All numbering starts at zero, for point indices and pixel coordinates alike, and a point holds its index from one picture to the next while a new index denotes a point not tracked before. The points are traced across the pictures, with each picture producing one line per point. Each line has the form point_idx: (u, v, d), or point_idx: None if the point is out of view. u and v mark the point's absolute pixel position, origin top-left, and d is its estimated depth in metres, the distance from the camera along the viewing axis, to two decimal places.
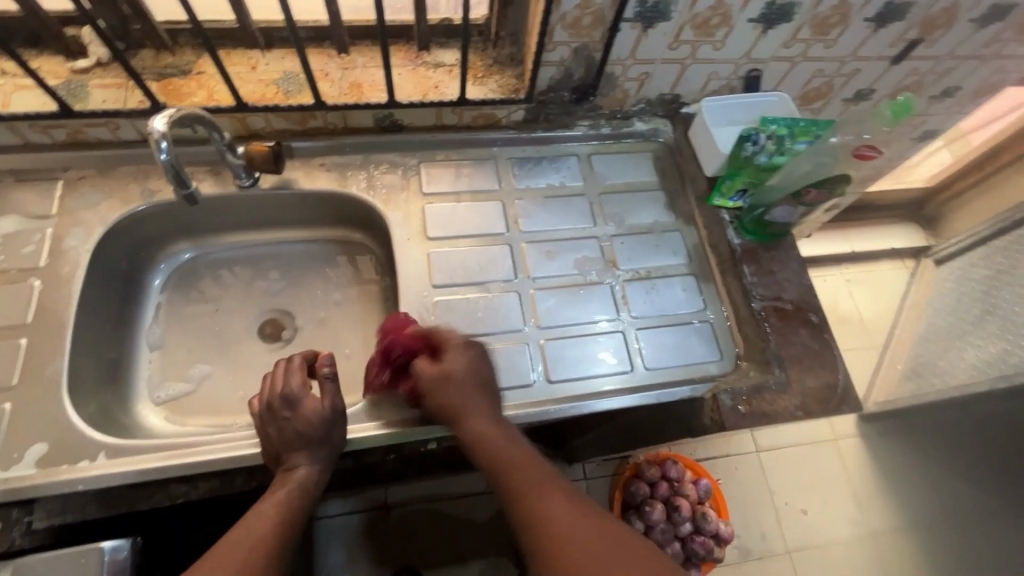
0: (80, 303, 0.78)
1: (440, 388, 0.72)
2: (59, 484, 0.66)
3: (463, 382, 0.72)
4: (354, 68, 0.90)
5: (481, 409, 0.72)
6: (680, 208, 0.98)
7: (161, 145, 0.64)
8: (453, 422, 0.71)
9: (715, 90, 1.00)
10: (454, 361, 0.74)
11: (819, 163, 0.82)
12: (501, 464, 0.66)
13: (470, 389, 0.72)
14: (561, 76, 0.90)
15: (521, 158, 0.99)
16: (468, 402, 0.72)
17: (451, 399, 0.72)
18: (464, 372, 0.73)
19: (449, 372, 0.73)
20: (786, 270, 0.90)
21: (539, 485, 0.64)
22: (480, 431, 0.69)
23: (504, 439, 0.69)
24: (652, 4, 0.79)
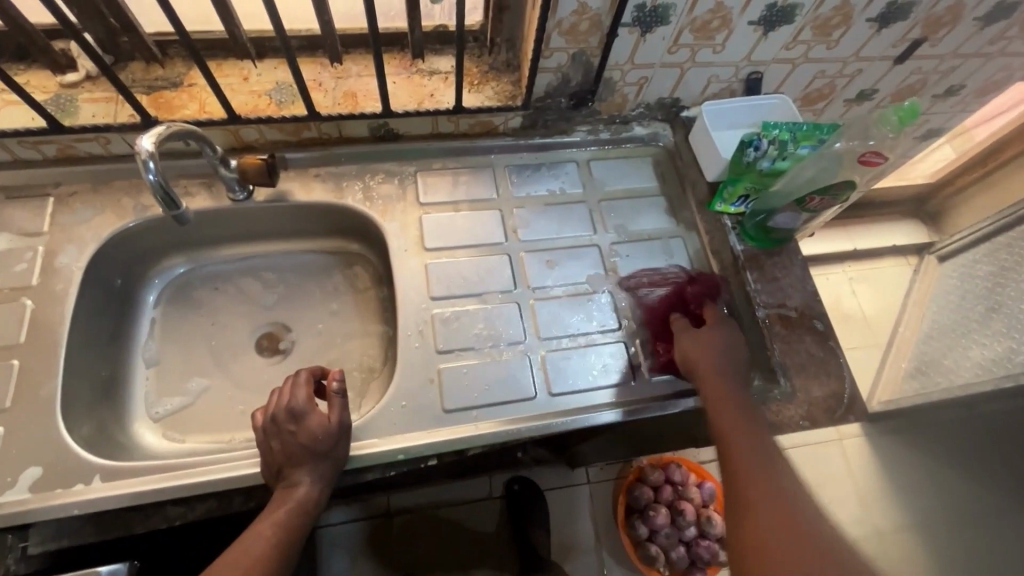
0: (73, 322, 0.76)
1: (699, 358, 0.76)
2: (54, 508, 0.65)
3: (721, 354, 0.76)
4: (348, 77, 0.89)
5: (737, 400, 0.73)
6: (681, 213, 0.96)
7: (150, 165, 0.62)
8: (714, 407, 0.73)
9: (715, 93, 0.98)
10: (719, 332, 0.78)
11: (823, 168, 0.79)
12: (737, 458, 0.68)
13: (727, 362, 0.76)
14: (558, 82, 0.89)
15: (519, 165, 0.98)
16: (724, 385, 0.74)
17: (729, 369, 0.75)
18: (721, 344, 0.77)
19: (713, 342, 0.77)
20: (789, 276, 0.89)
21: (764, 491, 0.64)
22: (727, 421, 0.71)
23: (735, 406, 0.72)
24: (650, 8, 0.78)
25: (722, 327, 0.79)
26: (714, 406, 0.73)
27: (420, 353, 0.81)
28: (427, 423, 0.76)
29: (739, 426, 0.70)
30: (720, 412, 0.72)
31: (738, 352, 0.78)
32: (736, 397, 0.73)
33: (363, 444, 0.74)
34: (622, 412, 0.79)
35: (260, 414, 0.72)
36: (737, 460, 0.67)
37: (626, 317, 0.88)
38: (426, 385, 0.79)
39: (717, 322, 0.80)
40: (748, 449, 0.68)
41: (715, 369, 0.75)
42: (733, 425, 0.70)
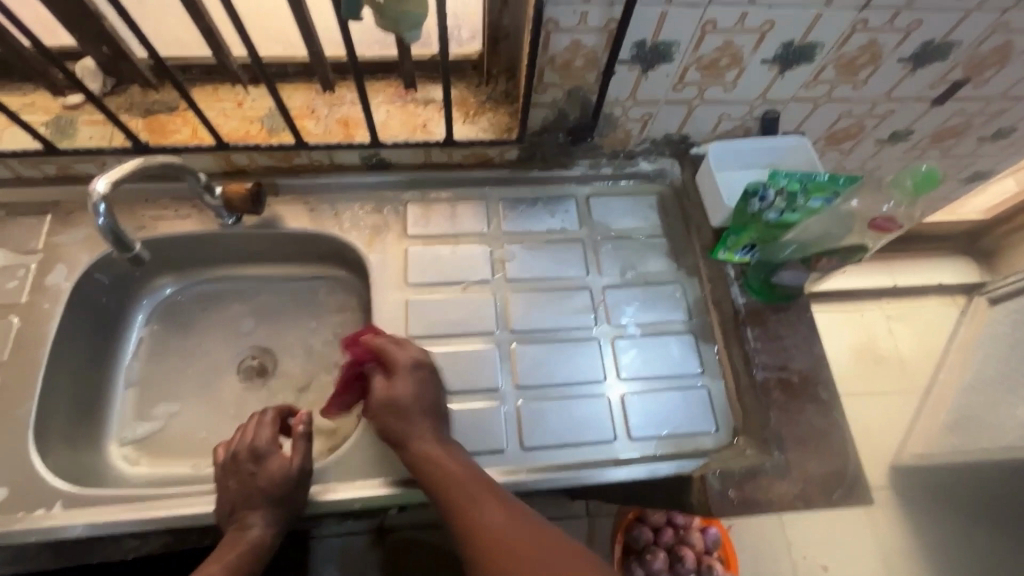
0: (55, 342, 0.77)
1: (404, 426, 0.70)
2: (15, 532, 0.65)
3: (410, 405, 0.71)
4: (341, 104, 0.87)
5: (481, 486, 0.65)
6: (683, 258, 0.91)
7: (98, 208, 0.62)
8: (460, 503, 0.63)
9: (728, 131, 0.92)
10: (409, 376, 0.73)
11: (831, 229, 0.74)
12: (503, 561, 0.57)
13: (422, 401, 0.71)
14: (555, 117, 0.85)
15: (514, 198, 0.94)
16: (462, 469, 0.66)
17: (429, 421, 0.71)
18: (419, 391, 0.72)
19: (407, 391, 0.72)
20: (794, 336, 0.82)
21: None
22: (484, 519, 0.61)
23: (469, 476, 0.66)
24: (650, 46, 0.73)
25: (398, 365, 0.73)
26: (456, 508, 0.63)
27: None
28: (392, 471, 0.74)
29: (497, 518, 0.61)
30: (464, 514, 0.62)
31: (432, 387, 0.74)
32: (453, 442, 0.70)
33: (322, 488, 0.71)
34: (623, 472, 0.76)
35: (222, 448, 0.70)
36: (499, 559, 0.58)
37: (612, 369, 0.83)
38: None
39: (407, 358, 0.74)
40: (506, 541, 0.59)
41: (421, 418, 0.71)
42: (487, 523, 0.61)
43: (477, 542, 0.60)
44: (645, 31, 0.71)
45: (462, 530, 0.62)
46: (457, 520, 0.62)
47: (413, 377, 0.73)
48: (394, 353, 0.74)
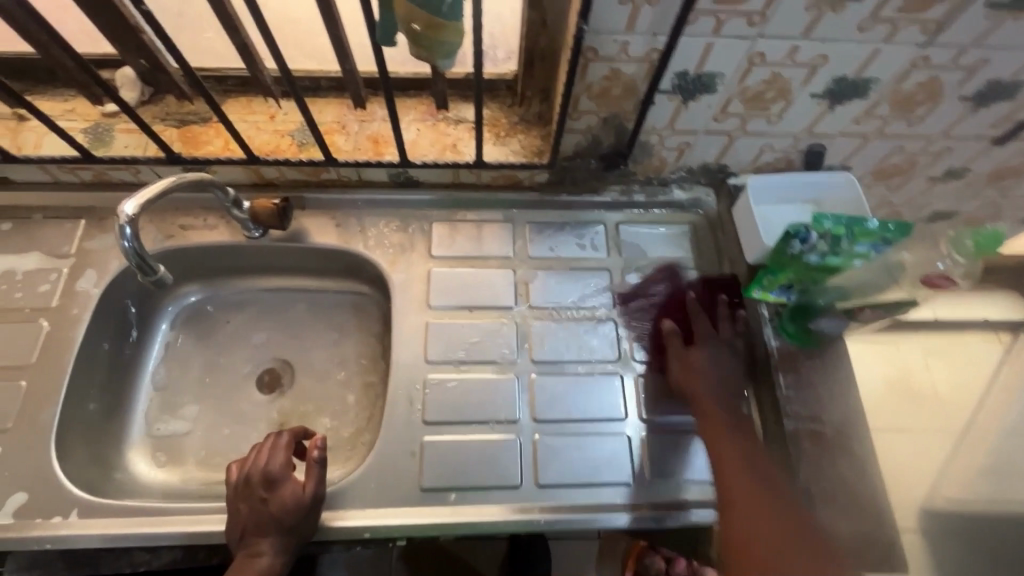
0: (82, 348, 0.78)
1: (690, 382, 0.76)
2: (31, 539, 0.66)
3: (702, 366, 0.77)
4: (371, 121, 0.87)
5: (745, 458, 0.69)
6: (715, 294, 0.87)
7: (125, 231, 0.63)
8: (721, 455, 0.70)
9: (769, 162, 0.88)
10: (714, 349, 0.78)
11: (879, 280, 0.76)
12: (743, 518, 0.65)
13: (719, 369, 0.77)
14: (588, 142, 0.82)
15: (543, 221, 0.91)
16: (726, 427, 0.72)
17: (719, 390, 0.75)
18: (714, 360, 0.77)
19: (711, 358, 0.77)
20: (828, 385, 0.78)
21: (777, 547, 0.62)
22: (736, 482, 0.67)
23: (738, 444, 0.71)
24: (693, 76, 0.70)
25: (715, 333, 0.79)
26: (719, 455, 0.70)
27: (407, 421, 0.77)
28: (402, 501, 0.72)
29: (750, 488, 0.66)
30: (723, 465, 0.69)
31: (737, 366, 0.78)
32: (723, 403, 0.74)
33: (333, 514, 0.71)
34: (640, 518, 0.73)
35: (235, 467, 0.69)
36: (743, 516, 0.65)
37: (635, 406, 0.80)
38: (406, 457, 0.75)
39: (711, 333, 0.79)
40: (755, 508, 0.65)
41: (714, 384, 0.75)
42: (738, 481, 0.67)
43: (728, 492, 0.67)
44: (688, 62, 0.68)
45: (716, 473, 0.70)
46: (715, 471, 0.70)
47: (720, 351, 0.78)
48: (705, 325, 0.80)
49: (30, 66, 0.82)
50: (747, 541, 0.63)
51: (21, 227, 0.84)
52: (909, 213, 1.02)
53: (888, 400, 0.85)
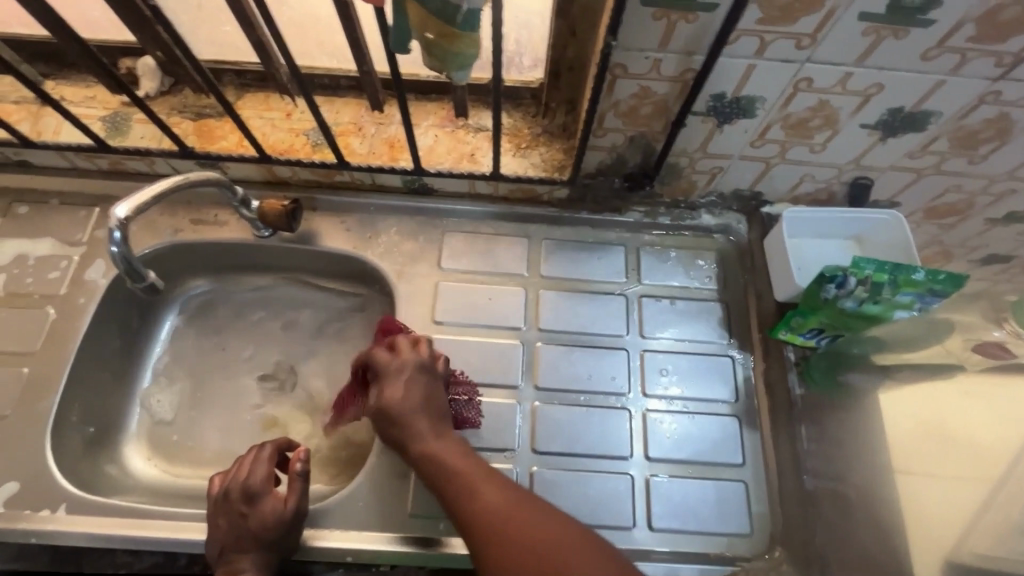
0: (84, 338, 0.78)
1: (400, 426, 0.67)
2: (18, 531, 0.67)
3: (410, 408, 0.68)
4: (389, 124, 0.84)
5: (478, 472, 0.63)
6: (737, 329, 0.82)
7: (114, 235, 0.61)
8: (463, 489, 0.61)
9: (809, 193, 0.81)
10: (406, 381, 0.70)
11: (913, 335, 0.74)
12: (504, 544, 0.56)
13: (425, 402, 0.69)
14: (611, 161, 0.78)
15: (561, 239, 0.87)
16: (456, 457, 0.65)
17: (429, 421, 0.68)
18: (411, 391, 0.69)
19: (414, 391, 0.69)
20: (859, 442, 0.72)
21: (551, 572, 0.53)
22: (486, 501, 0.60)
23: (462, 458, 0.65)
24: (730, 99, 0.64)
25: (395, 366, 0.71)
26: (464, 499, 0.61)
27: None
28: (388, 525, 0.70)
29: (496, 497, 0.60)
30: (471, 503, 0.60)
31: (437, 386, 0.71)
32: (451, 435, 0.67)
33: (315, 533, 0.69)
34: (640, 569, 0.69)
35: (217, 479, 0.68)
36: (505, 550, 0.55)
37: (640, 445, 0.75)
38: (395, 478, 0.72)
39: (407, 364, 0.71)
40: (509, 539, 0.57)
41: (420, 418, 0.67)
42: (494, 516, 0.58)
43: (485, 538, 0.57)
44: (725, 85, 0.62)
45: (464, 517, 0.60)
46: (456, 509, 0.61)
47: (413, 379, 0.70)
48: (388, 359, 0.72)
49: (53, 51, 0.82)
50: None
51: (39, 212, 0.84)
52: (961, 255, 0.94)
53: (928, 447, 0.68)
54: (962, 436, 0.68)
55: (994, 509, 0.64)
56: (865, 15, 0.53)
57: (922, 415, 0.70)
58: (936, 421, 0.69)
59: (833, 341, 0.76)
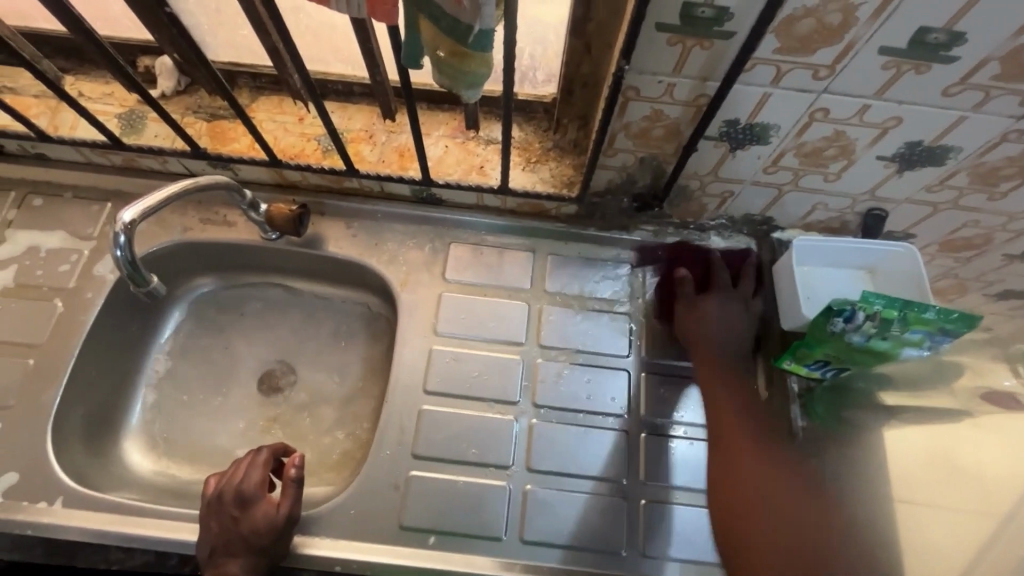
0: (91, 332, 0.79)
1: (693, 334, 0.77)
2: (16, 522, 0.67)
3: (709, 324, 0.77)
4: (400, 133, 0.84)
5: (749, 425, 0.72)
6: (742, 356, 0.81)
7: (119, 240, 0.62)
8: (722, 421, 0.73)
9: (821, 220, 0.80)
10: (724, 303, 0.78)
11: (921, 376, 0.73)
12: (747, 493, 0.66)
13: (725, 330, 0.76)
14: (621, 180, 0.77)
15: (567, 255, 0.86)
16: (734, 394, 0.74)
17: (725, 348, 0.77)
18: (724, 314, 0.77)
19: (730, 316, 0.77)
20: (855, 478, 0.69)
21: (792, 526, 0.62)
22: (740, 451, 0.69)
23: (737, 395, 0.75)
24: (744, 126, 0.63)
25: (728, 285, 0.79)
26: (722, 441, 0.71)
27: (397, 451, 0.74)
28: (379, 536, 0.70)
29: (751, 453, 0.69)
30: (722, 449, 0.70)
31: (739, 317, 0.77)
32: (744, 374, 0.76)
33: (304, 540, 0.69)
34: None
35: (213, 481, 0.69)
36: (744, 496, 0.66)
37: (638, 469, 0.75)
38: (388, 490, 0.72)
39: (724, 289, 0.79)
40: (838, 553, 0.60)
41: (729, 341, 0.76)
42: (749, 470, 0.67)
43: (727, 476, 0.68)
44: (739, 112, 0.61)
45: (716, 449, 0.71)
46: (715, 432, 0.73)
47: (731, 306, 0.77)
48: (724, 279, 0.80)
49: (73, 47, 0.83)
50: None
51: (52, 205, 0.85)
52: (976, 288, 0.91)
53: (931, 480, 0.65)
54: (972, 467, 0.65)
55: (996, 551, 0.59)
56: (885, 49, 0.52)
57: (928, 448, 0.67)
58: (941, 453, 0.67)
59: (838, 373, 0.74)
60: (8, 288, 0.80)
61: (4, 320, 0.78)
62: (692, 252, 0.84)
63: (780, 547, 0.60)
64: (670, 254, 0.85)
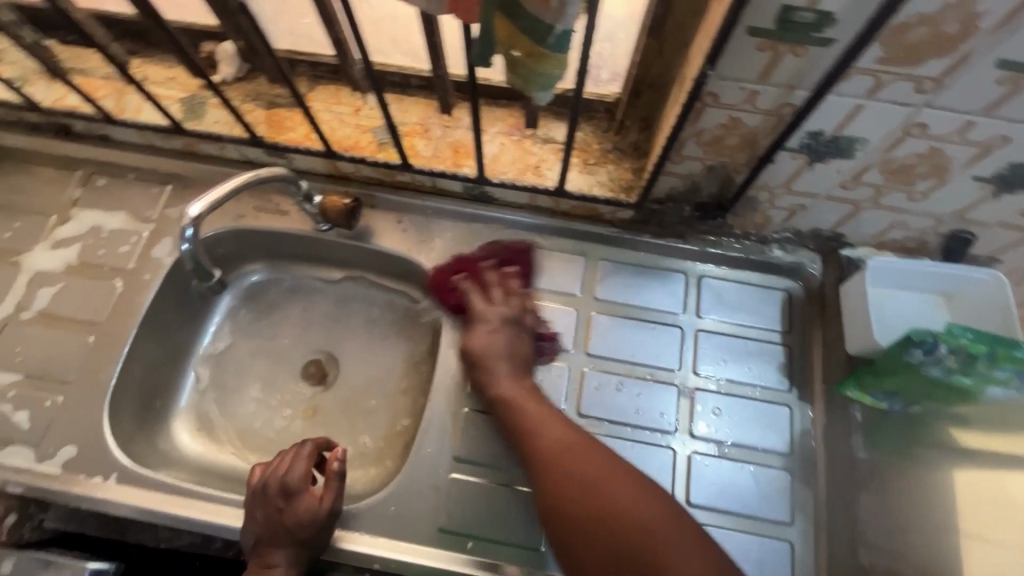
0: (147, 313, 0.81)
1: (480, 370, 0.74)
2: (72, 494, 0.70)
3: (493, 352, 0.74)
4: (455, 128, 0.82)
5: (540, 412, 0.69)
6: (798, 378, 0.77)
7: (185, 233, 0.65)
8: (527, 427, 0.69)
9: (897, 239, 0.74)
10: (493, 327, 0.76)
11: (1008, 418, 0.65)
12: (570, 501, 0.61)
13: (506, 347, 0.74)
14: (685, 188, 0.74)
15: (620, 261, 0.83)
16: (526, 396, 0.71)
17: (505, 363, 0.74)
18: (497, 339, 0.75)
19: (501, 339, 0.75)
20: (914, 508, 0.66)
21: (626, 512, 0.59)
22: (553, 446, 0.66)
23: (523, 391, 0.72)
24: (829, 138, 0.59)
25: (490, 312, 0.77)
26: (543, 465, 0.65)
27: (438, 452, 0.74)
28: (418, 536, 0.70)
29: (558, 436, 0.67)
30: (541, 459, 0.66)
31: (517, 334, 0.76)
32: (528, 384, 0.73)
33: (344, 535, 0.69)
34: None
35: (258, 470, 0.69)
36: (577, 502, 0.61)
37: (684, 489, 0.72)
38: (429, 491, 0.72)
39: (486, 311, 0.77)
40: (681, 550, 0.55)
41: (503, 363, 0.73)
42: (572, 474, 0.63)
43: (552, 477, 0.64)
44: (826, 123, 0.57)
45: (534, 458, 0.66)
46: (524, 444, 0.68)
47: (501, 327, 0.76)
48: (482, 301, 0.78)
49: (140, 30, 0.84)
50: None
51: (115, 185, 0.87)
52: None
53: (988, 509, 0.63)
54: None
55: None
56: (1005, 62, 0.47)
57: (990, 480, 0.64)
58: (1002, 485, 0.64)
59: (907, 408, 0.69)
60: (72, 265, 0.83)
61: (67, 296, 0.81)
62: (446, 279, 0.82)
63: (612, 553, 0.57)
64: (444, 287, 0.82)
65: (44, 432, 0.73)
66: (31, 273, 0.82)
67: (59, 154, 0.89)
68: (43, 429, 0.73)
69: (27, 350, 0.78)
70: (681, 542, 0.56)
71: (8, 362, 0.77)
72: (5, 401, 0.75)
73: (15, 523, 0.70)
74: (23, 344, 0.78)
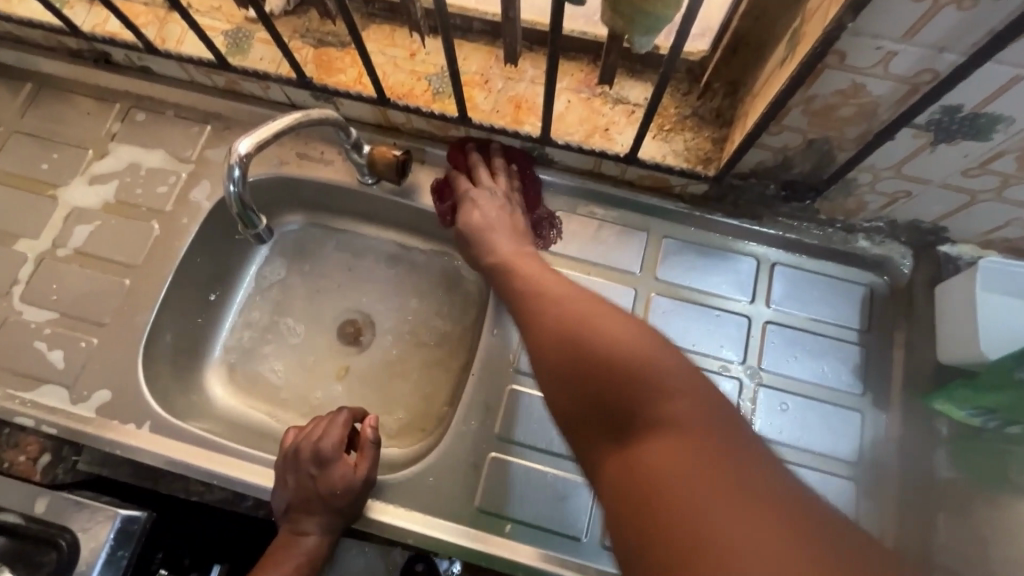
0: (184, 258, 0.77)
1: (482, 236, 0.69)
2: (106, 439, 0.68)
3: (492, 223, 0.70)
4: (518, 80, 0.75)
5: (541, 272, 0.62)
6: (875, 382, 0.70)
7: (233, 173, 0.58)
8: (530, 282, 0.61)
9: (1010, 239, 0.65)
10: (494, 199, 0.72)
11: None
12: (561, 336, 0.50)
13: (509, 218, 0.71)
14: (774, 163, 0.66)
15: (686, 240, 0.76)
16: (530, 261, 0.65)
17: (507, 234, 0.69)
18: (499, 210, 0.71)
19: (501, 210, 0.71)
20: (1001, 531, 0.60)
21: (626, 345, 0.46)
22: (555, 294, 0.57)
23: (524, 257, 0.66)
24: (966, 116, 0.51)
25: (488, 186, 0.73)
26: (540, 306, 0.55)
27: (479, 428, 0.70)
28: (453, 514, 0.66)
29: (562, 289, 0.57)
30: (539, 302, 0.56)
31: (516, 210, 0.72)
32: (526, 251, 0.68)
33: (376, 507, 0.66)
34: None
35: (292, 433, 0.67)
36: (565, 335, 0.50)
37: None
38: (468, 470, 0.68)
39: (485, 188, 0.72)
40: (687, 403, 0.41)
41: (502, 232, 0.69)
42: (570, 313, 0.52)
43: (543, 314, 0.54)
44: (968, 97, 0.49)
45: (529, 304, 0.57)
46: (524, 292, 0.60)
47: (502, 199, 0.72)
48: (483, 173, 0.74)
49: None
50: (658, 481, 0.37)
51: (154, 120, 0.83)
52: None
53: None
54: None
55: None
56: None
57: None
58: None
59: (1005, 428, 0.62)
60: (109, 203, 0.79)
61: (104, 234, 0.78)
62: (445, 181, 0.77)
63: (593, 394, 0.45)
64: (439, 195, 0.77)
65: (79, 373, 0.71)
66: (68, 208, 0.79)
67: (98, 84, 0.84)
68: (78, 371, 0.72)
69: (63, 287, 0.75)
70: (691, 398, 0.41)
71: (45, 298, 0.75)
72: (41, 338, 0.73)
73: (50, 463, 0.69)
74: (59, 282, 0.76)
